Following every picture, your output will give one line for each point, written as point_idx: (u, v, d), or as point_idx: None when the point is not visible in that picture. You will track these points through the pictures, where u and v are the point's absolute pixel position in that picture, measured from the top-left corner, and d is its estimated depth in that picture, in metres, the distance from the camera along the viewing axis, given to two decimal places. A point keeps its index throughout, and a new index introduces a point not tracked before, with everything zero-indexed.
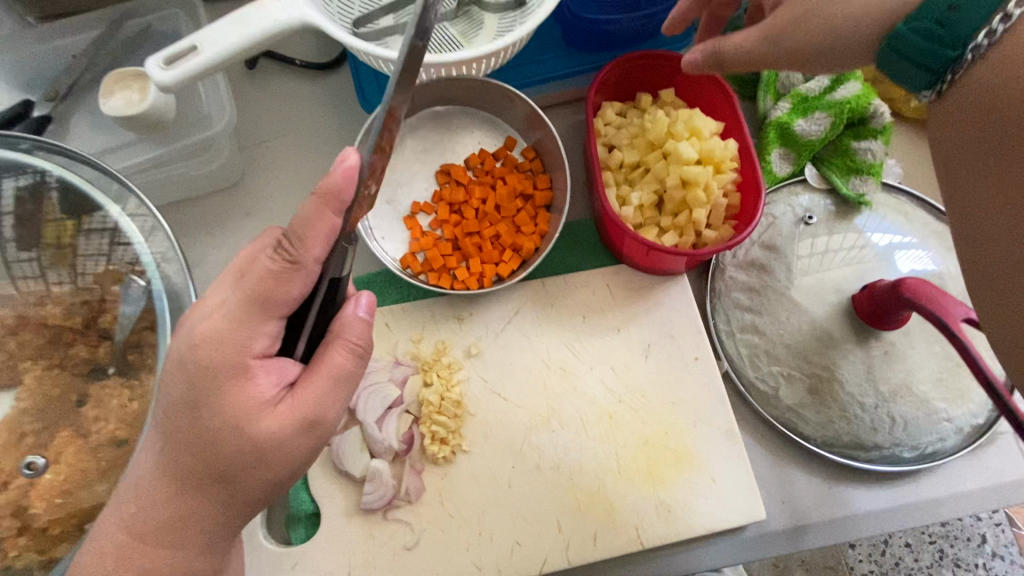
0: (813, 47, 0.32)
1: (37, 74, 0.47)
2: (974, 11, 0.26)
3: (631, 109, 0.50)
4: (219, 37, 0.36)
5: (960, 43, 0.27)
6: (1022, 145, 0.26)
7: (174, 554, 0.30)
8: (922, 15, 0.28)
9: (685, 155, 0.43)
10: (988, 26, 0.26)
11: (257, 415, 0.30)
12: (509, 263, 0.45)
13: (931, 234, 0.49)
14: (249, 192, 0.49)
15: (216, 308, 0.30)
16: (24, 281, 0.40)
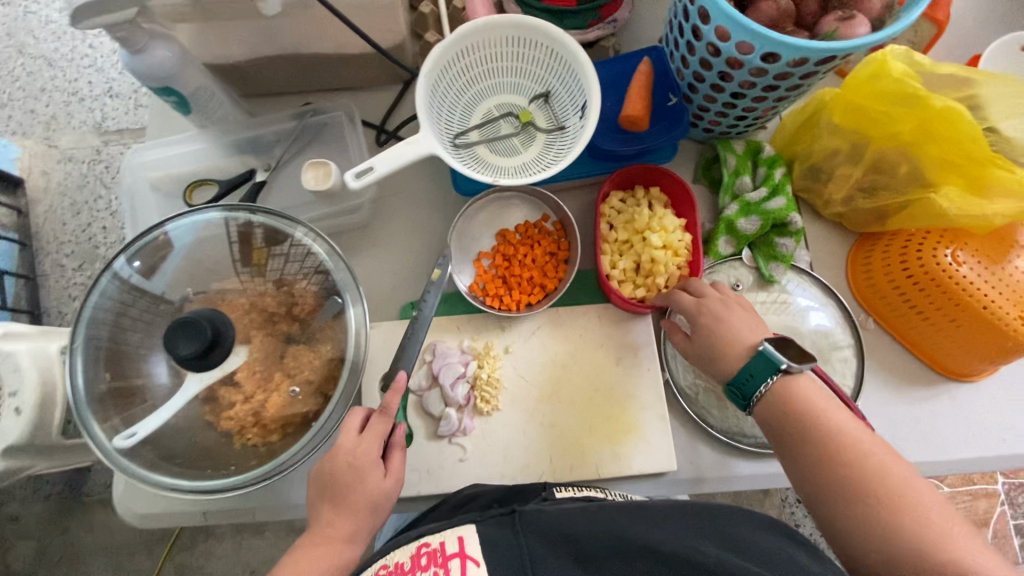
0: (707, 368, 0.60)
1: (251, 149, 0.75)
2: (756, 379, 0.54)
3: (629, 197, 0.74)
4: (384, 162, 0.62)
5: (750, 395, 0.55)
6: (805, 441, 0.52)
7: (338, 541, 0.58)
8: (736, 380, 0.56)
9: (653, 245, 0.68)
10: (763, 385, 0.54)
11: (373, 485, 0.60)
12: (536, 298, 0.72)
13: (829, 301, 0.73)
14: (376, 232, 0.77)
15: (344, 441, 0.62)
16: (243, 281, 0.69)
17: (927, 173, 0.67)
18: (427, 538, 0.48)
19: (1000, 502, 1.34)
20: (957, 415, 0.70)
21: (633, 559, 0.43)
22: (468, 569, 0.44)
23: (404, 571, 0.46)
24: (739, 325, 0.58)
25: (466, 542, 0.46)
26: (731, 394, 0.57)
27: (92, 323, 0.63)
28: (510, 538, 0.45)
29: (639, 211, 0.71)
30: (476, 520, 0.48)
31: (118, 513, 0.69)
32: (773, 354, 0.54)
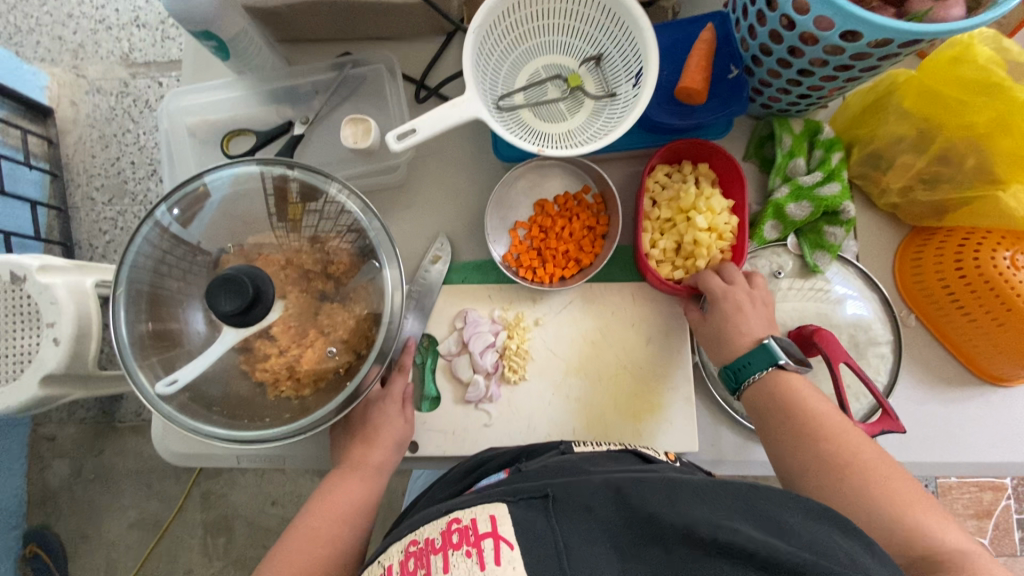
0: (712, 349, 0.65)
1: (289, 99, 0.73)
2: (753, 366, 0.59)
3: (676, 172, 0.71)
4: (427, 124, 0.60)
5: (741, 379, 0.60)
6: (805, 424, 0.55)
7: (365, 478, 0.65)
8: (732, 364, 0.61)
9: (697, 226, 0.66)
10: (756, 373, 0.59)
11: (392, 425, 0.67)
12: (572, 272, 0.71)
13: (870, 294, 0.71)
14: (411, 192, 0.75)
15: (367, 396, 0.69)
16: (278, 235, 0.68)
17: (994, 169, 0.64)
18: (456, 514, 0.47)
19: (1005, 496, 1.35)
20: (989, 419, 0.69)
21: (675, 547, 0.40)
22: (502, 551, 0.42)
23: (435, 547, 0.45)
24: (752, 321, 0.62)
25: (498, 522, 0.44)
26: (725, 375, 0.62)
27: (132, 268, 0.64)
28: (542, 520, 0.44)
29: (686, 188, 0.68)
30: (508, 499, 0.46)
31: (158, 450, 0.73)
32: (774, 349, 0.59)
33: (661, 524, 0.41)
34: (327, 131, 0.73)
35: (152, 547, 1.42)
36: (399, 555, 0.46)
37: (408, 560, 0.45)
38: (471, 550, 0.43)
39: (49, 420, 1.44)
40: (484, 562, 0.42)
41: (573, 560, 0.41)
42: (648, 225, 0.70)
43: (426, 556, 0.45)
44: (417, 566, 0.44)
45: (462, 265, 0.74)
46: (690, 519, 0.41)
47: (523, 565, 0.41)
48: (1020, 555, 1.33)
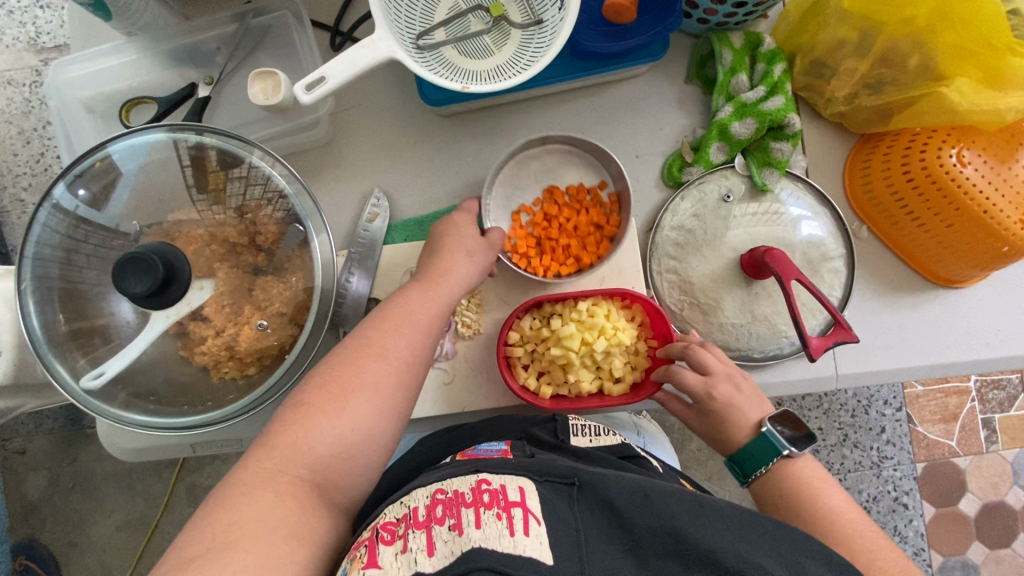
0: (720, 442, 0.61)
1: (192, 60, 0.67)
2: (758, 459, 0.58)
3: (534, 363, 0.67)
4: (338, 69, 0.55)
5: (747, 474, 0.59)
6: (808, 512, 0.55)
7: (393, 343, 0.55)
8: (737, 458, 0.59)
9: (602, 344, 0.62)
10: (762, 468, 0.57)
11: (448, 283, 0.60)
12: (571, 268, 0.68)
13: (822, 211, 0.69)
14: (338, 149, 0.71)
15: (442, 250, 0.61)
16: (202, 207, 0.64)
17: (939, 65, 0.61)
18: (486, 477, 0.47)
19: (970, 398, 1.41)
20: (944, 322, 0.69)
21: (696, 567, 0.42)
22: (530, 522, 0.41)
23: (466, 502, 0.43)
24: (745, 406, 0.60)
25: (527, 494, 0.44)
26: (732, 468, 0.60)
27: (44, 260, 0.60)
28: (566, 504, 0.45)
29: (552, 355, 0.64)
30: (535, 477, 0.47)
31: (105, 447, 0.70)
32: (776, 439, 0.57)
33: (688, 543, 0.43)
34: (238, 91, 0.67)
35: (144, 547, 1.40)
36: (425, 500, 0.45)
37: (436, 507, 0.43)
38: (502, 513, 0.41)
39: (18, 434, 1.40)
40: (513, 529, 0.40)
41: (591, 554, 0.41)
42: (605, 390, 0.65)
43: (456, 506, 0.43)
44: (445, 515, 0.42)
45: (403, 222, 0.71)
46: (714, 544, 0.43)
47: (551, 541, 0.41)
48: (986, 452, 1.40)
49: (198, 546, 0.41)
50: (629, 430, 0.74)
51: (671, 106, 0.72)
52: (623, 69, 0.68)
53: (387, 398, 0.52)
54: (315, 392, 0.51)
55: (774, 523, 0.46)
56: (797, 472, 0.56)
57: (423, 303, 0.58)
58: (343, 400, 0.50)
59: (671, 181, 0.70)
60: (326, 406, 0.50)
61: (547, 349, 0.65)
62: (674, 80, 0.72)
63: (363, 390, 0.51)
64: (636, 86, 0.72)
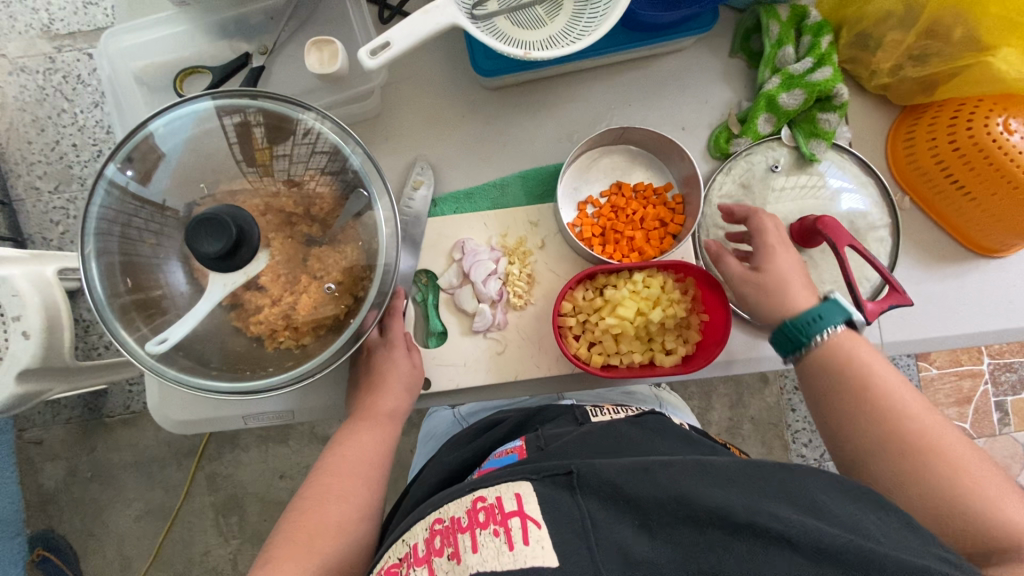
0: (767, 305, 0.59)
1: (241, 33, 0.67)
2: (823, 323, 0.56)
3: (584, 329, 0.66)
4: (401, 34, 0.55)
5: (805, 338, 0.56)
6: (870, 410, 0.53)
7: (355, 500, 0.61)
8: (796, 321, 0.57)
9: (658, 315, 0.63)
10: (824, 332, 0.55)
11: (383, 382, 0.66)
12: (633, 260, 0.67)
13: (865, 184, 0.70)
14: (386, 122, 0.71)
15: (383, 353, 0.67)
16: (249, 176, 0.63)
17: (982, 35, 0.62)
18: (479, 492, 0.45)
19: (983, 381, 1.42)
20: (985, 290, 0.71)
21: (708, 527, 0.41)
22: (530, 530, 0.41)
23: (461, 526, 0.44)
24: (795, 268, 0.60)
25: (523, 500, 0.43)
26: (783, 335, 0.58)
27: (99, 232, 0.59)
28: (569, 498, 0.43)
29: (606, 324, 0.64)
30: (531, 476, 0.45)
31: (156, 420, 0.70)
32: (844, 303, 0.56)
33: (695, 507, 0.41)
34: (288, 62, 0.67)
35: (164, 535, 1.40)
36: (422, 534, 0.46)
37: (434, 539, 0.44)
38: (499, 530, 0.42)
39: (33, 425, 1.38)
40: (513, 542, 0.41)
41: (602, 540, 0.41)
42: (656, 361, 0.65)
43: (453, 534, 0.44)
44: (443, 545, 0.44)
45: (452, 194, 0.71)
46: (720, 499, 0.41)
47: (552, 543, 0.40)
48: (998, 434, 1.42)
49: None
50: (650, 404, 0.76)
51: (715, 79, 0.72)
52: (671, 40, 0.69)
53: (354, 532, 0.59)
54: (287, 544, 0.56)
55: (783, 470, 0.45)
56: (855, 352, 0.54)
57: (372, 443, 0.64)
58: (314, 543, 0.56)
59: (718, 152, 0.71)
60: (302, 549, 0.55)
61: (600, 320, 0.65)
62: (719, 54, 0.73)
63: (331, 533, 0.57)
64: (682, 59, 0.72)
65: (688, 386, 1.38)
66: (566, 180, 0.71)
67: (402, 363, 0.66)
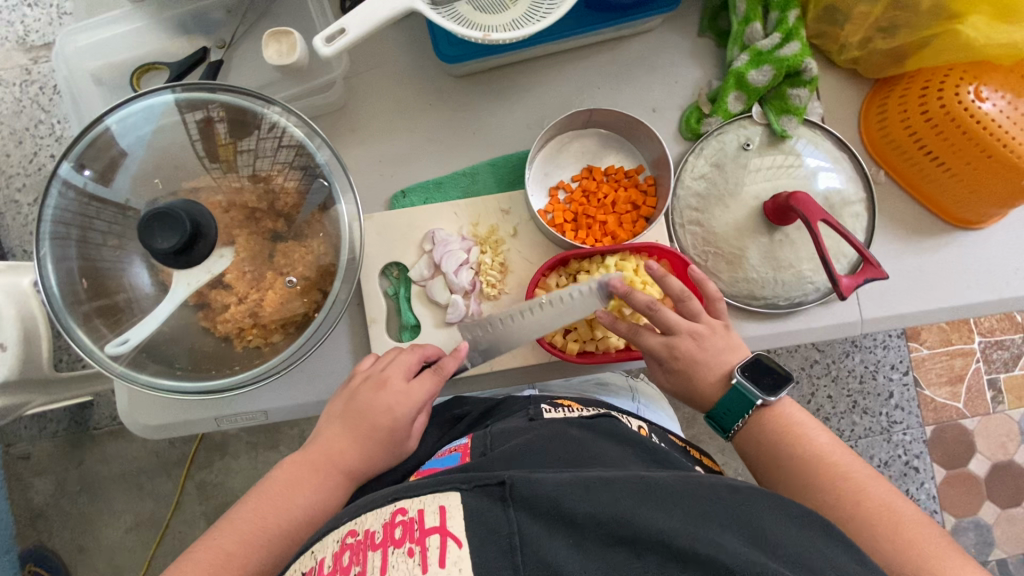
0: (679, 391, 0.62)
1: (200, 28, 0.66)
2: (736, 410, 0.58)
3: None
4: (357, 21, 0.54)
5: (727, 429, 0.59)
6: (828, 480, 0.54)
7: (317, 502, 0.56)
8: (714, 412, 0.59)
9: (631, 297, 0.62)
10: (741, 420, 0.58)
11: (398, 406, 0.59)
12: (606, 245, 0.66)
13: (839, 160, 0.69)
14: (352, 114, 0.70)
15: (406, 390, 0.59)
16: (213, 171, 0.62)
17: (949, 5, 0.61)
18: (402, 504, 0.42)
19: (975, 359, 1.42)
20: (965, 262, 0.70)
21: (649, 554, 0.39)
22: (449, 549, 0.39)
23: (375, 542, 0.41)
24: (714, 365, 0.59)
25: (447, 515, 0.40)
26: (712, 425, 0.61)
27: (58, 236, 0.58)
28: (498, 511, 0.40)
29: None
30: (461, 486, 0.41)
31: (126, 424, 0.68)
32: (749, 391, 0.57)
33: (635, 528, 0.40)
34: (248, 57, 0.66)
35: (155, 547, 1.38)
36: (334, 546, 0.43)
37: (343, 554, 0.42)
38: (414, 548, 0.39)
39: (20, 439, 1.37)
40: (427, 563, 0.38)
41: (528, 557, 0.38)
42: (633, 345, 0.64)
43: (364, 551, 0.41)
44: (351, 562, 0.41)
45: (421, 184, 0.70)
46: (662, 524, 0.40)
47: (472, 562, 0.38)
48: (992, 412, 1.41)
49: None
50: (623, 398, 0.76)
51: (685, 59, 0.72)
52: (637, 20, 0.68)
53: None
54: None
55: (730, 491, 0.44)
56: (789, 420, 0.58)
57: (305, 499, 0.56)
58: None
59: (689, 133, 0.70)
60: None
61: None
62: (687, 33, 0.72)
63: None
64: (650, 40, 0.71)
65: None
66: (534, 168, 0.70)
67: (414, 390, 0.59)
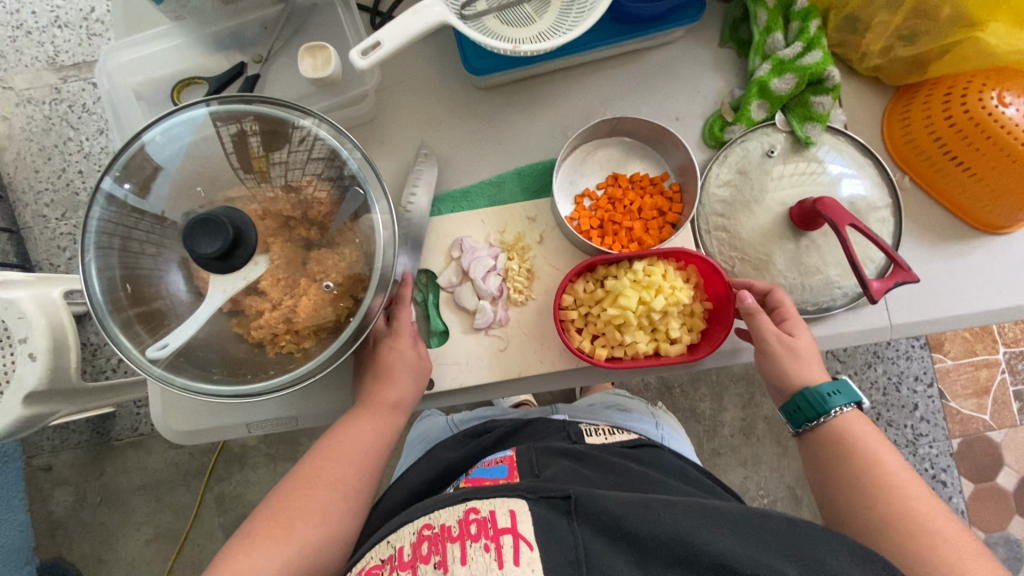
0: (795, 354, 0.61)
1: (237, 44, 0.68)
2: (841, 398, 0.58)
3: (587, 324, 0.65)
4: (391, 34, 0.56)
5: (820, 412, 0.59)
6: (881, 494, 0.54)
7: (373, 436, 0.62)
8: (818, 390, 0.59)
9: (661, 302, 0.61)
10: (841, 408, 0.58)
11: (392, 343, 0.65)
12: (631, 250, 0.67)
13: (865, 167, 0.70)
14: (381, 125, 0.72)
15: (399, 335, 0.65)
16: (248, 181, 0.63)
17: (971, 12, 0.62)
18: (473, 503, 0.46)
19: (1000, 370, 1.39)
20: (994, 267, 0.70)
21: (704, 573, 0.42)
22: (521, 550, 0.42)
23: (452, 535, 0.44)
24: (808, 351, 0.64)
25: (517, 518, 0.44)
26: (802, 404, 0.59)
27: (100, 246, 0.60)
28: (564, 524, 0.44)
29: (608, 315, 0.63)
30: (527, 495, 0.46)
31: (160, 429, 0.69)
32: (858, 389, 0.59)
33: (691, 548, 0.42)
34: (282, 71, 0.69)
35: (174, 559, 1.38)
36: (411, 537, 0.47)
37: (422, 544, 0.45)
38: (490, 544, 0.42)
39: (42, 450, 1.38)
40: (502, 560, 0.42)
41: (592, 568, 0.41)
42: (661, 351, 0.64)
43: (443, 542, 0.44)
44: (431, 552, 0.44)
45: (449, 193, 0.71)
46: (723, 549, 0.42)
47: (543, 565, 0.41)
48: (1019, 424, 1.38)
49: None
50: (648, 424, 0.78)
51: (707, 69, 0.73)
52: (661, 32, 0.69)
53: (337, 524, 0.57)
54: (260, 524, 0.55)
55: (789, 522, 0.46)
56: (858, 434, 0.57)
57: (370, 432, 0.62)
58: (291, 527, 0.55)
59: (712, 141, 0.71)
60: (274, 533, 0.54)
61: (602, 311, 0.64)
62: (709, 44, 0.73)
63: (310, 518, 0.56)
64: (672, 51, 0.73)
65: (698, 387, 1.36)
66: (560, 178, 0.71)
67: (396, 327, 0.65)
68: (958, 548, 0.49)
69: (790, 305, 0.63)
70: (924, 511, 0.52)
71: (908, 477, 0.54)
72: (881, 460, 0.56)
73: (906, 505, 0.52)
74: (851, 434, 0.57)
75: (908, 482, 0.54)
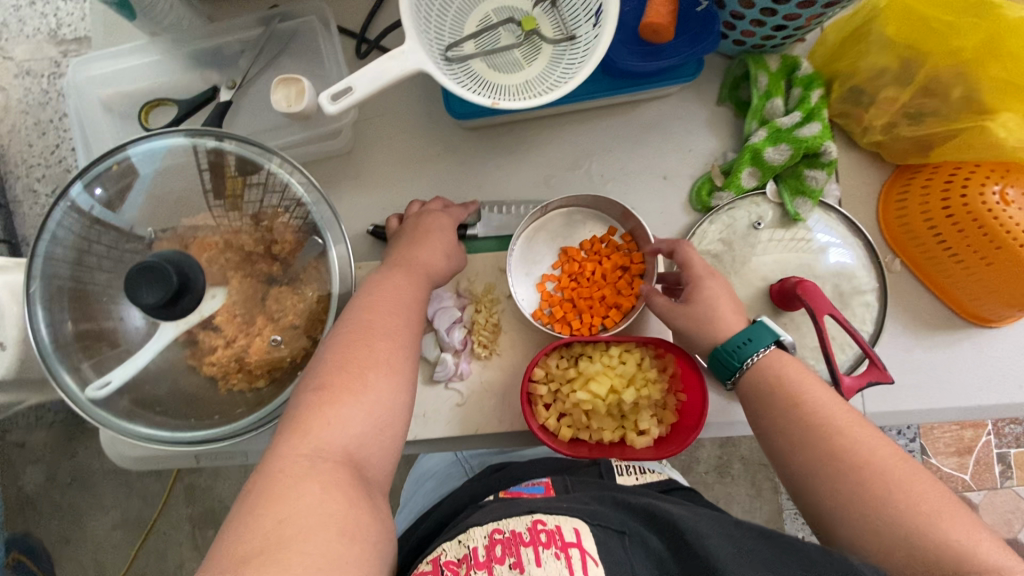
0: (693, 322, 0.56)
1: (215, 62, 0.66)
2: (755, 344, 0.52)
3: (555, 398, 0.63)
4: (364, 80, 0.53)
5: (736, 365, 0.53)
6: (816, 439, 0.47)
7: (413, 291, 0.56)
8: (730, 342, 0.53)
9: (632, 394, 0.60)
10: (754, 355, 0.52)
11: (429, 224, 0.61)
12: (610, 322, 0.64)
13: (861, 259, 0.67)
14: (360, 156, 0.70)
15: (439, 220, 0.62)
16: (215, 212, 0.61)
17: (982, 99, 0.59)
18: (540, 516, 0.45)
19: (985, 431, 1.36)
20: (979, 361, 0.67)
21: None
22: (588, 563, 0.41)
23: (523, 540, 0.43)
24: (736, 308, 0.56)
25: (583, 535, 0.43)
26: (717, 363, 0.54)
27: (52, 257, 0.57)
28: (619, 546, 0.43)
29: (577, 399, 0.60)
30: (588, 517, 0.45)
31: (109, 455, 0.68)
32: (774, 326, 0.53)
33: None
34: (259, 97, 0.66)
35: None
36: (482, 540, 0.45)
37: (494, 547, 0.43)
38: (560, 553, 0.41)
39: None
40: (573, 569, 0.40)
41: None
42: (628, 441, 0.61)
43: (515, 546, 0.43)
44: (505, 554, 0.43)
45: None
46: None
47: None
48: (999, 487, 1.36)
49: (251, 544, 0.38)
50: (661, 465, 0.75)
51: (701, 127, 0.70)
52: (654, 88, 0.67)
53: (403, 378, 0.50)
54: (333, 374, 0.47)
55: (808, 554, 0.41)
56: (779, 367, 0.52)
57: (404, 288, 0.55)
58: (364, 377, 0.48)
59: (699, 205, 0.68)
60: (350, 385, 0.47)
61: (572, 391, 0.61)
62: (706, 102, 0.70)
63: (381, 367, 0.49)
64: (666, 105, 0.70)
65: None
66: (517, 249, 0.67)
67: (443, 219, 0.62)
68: (889, 478, 0.44)
69: (696, 261, 0.58)
70: (849, 445, 0.46)
71: (832, 409, 0.49)
72: (802, 394, 0.50)
73: (830, 445, 0.47)
74: (768, 377, 0.51)
75: (833, 414, 0.48)
